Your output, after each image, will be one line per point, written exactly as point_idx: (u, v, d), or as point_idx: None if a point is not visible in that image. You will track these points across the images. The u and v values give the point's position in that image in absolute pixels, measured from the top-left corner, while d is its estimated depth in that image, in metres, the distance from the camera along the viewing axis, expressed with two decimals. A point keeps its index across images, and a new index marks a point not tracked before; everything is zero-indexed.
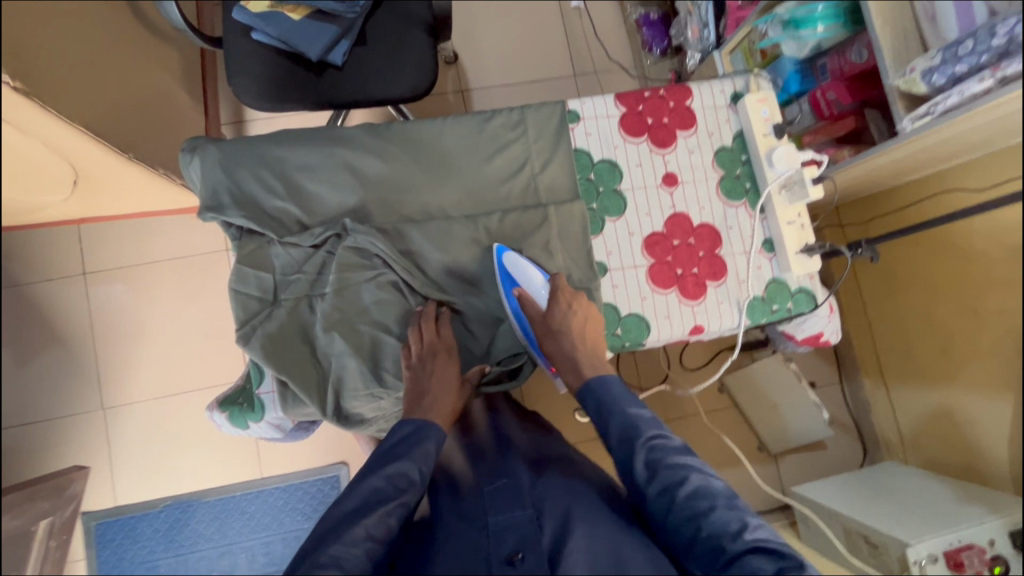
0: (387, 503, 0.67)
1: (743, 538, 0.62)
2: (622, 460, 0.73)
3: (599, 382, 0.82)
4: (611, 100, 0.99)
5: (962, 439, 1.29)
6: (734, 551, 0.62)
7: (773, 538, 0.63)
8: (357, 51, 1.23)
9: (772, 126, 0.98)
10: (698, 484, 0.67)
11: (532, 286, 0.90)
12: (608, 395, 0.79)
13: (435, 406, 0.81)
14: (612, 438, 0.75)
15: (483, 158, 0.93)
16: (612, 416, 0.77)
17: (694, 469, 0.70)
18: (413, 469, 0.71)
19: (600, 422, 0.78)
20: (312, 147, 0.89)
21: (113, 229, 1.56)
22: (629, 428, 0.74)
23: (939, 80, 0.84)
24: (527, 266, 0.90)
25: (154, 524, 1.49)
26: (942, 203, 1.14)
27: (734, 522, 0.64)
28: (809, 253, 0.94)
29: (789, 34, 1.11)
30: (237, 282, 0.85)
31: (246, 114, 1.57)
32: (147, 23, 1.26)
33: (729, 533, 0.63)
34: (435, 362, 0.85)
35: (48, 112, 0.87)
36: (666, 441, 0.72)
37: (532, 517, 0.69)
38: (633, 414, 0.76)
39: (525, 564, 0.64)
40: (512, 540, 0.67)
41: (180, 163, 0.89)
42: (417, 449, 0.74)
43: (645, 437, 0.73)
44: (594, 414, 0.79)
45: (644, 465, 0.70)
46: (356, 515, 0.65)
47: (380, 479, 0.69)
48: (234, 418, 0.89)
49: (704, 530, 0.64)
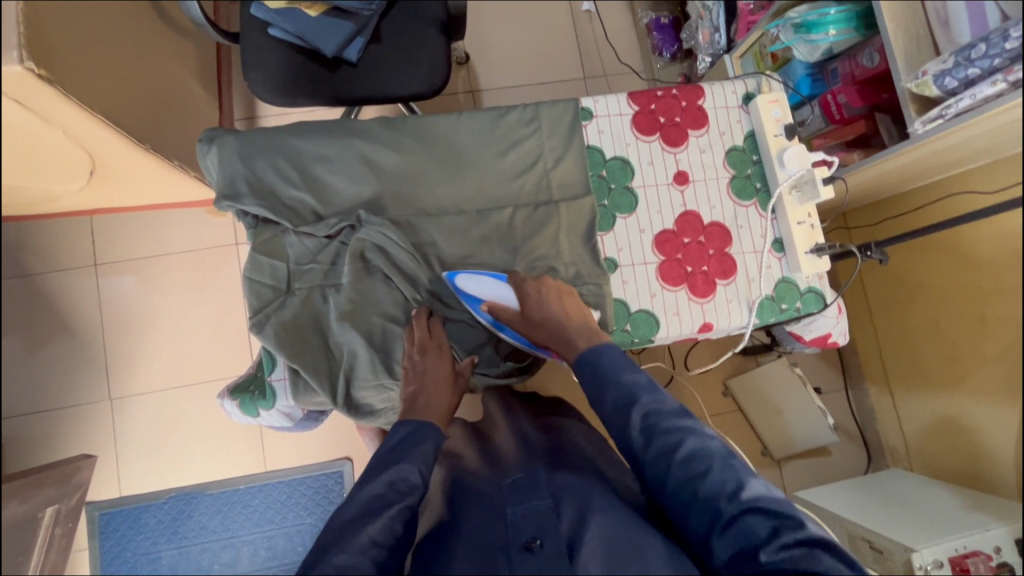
0: (389, 509, 0.68)
1: (739, 498, 0.64)
2: (617, 427, 0.74)
3: (594, 353, 0.81)
4: (624, 99, 1.00)
5: (967, 446, 1.28)
6: (731, 512, 0.63)
7: (769, 496, 0.65)
8: (372, 49, 1.24)
9: (784, 127, 0.98)
10: (695, 447, 0.68)
11: (495, 292, 0.90)
12: (601, 365, 0.79)
13: (430, 406, 0.81)
14: (607, 406, 0.75)
15: (497, 153, 0.94)
16: (608, 385, 0.77)
17: (689, 431, 0.70)
18: (413, 473, 0.72)
19: (596, 391, 0.78)
20: (329, 138, 0.90)
21: (125, 221, 1.58)
22: (624, 395, 0.75)
23: (952, 83, 0.85)
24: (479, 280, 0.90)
25: (156, 516, 1.44)
26: (950, 206, 1.15)
27: (731, 482, 0.65)
28: (818, 253, 0.95)
29: (801, 37, 1.12)
30: (252, 269, 0.86)
31: (259, 109, 1.59)
32: (167, 18, 1.28)
33: (726, 494, 0.64)
34: (427, 360, 0.85)
35: (69, 101, 0.89)
36: (661, 405, 0.73)
37: (550, 506, 0.69)
38: (628, 380, 0.76)
39: (544, 550, 0.64)
40: (531, 528, 0.67)
41: (198, 152, 0.91)
42: (415, 450, 0.75)
43: (637, 406, 0.73)
44: (590, 383, 0.79)
45: (640, 431, 0.71)
46: (360, 522, 0.66)
47: (380, 485, 0.70)
48: (245, 406, 0.89)
49: (700, 492, 0.66)
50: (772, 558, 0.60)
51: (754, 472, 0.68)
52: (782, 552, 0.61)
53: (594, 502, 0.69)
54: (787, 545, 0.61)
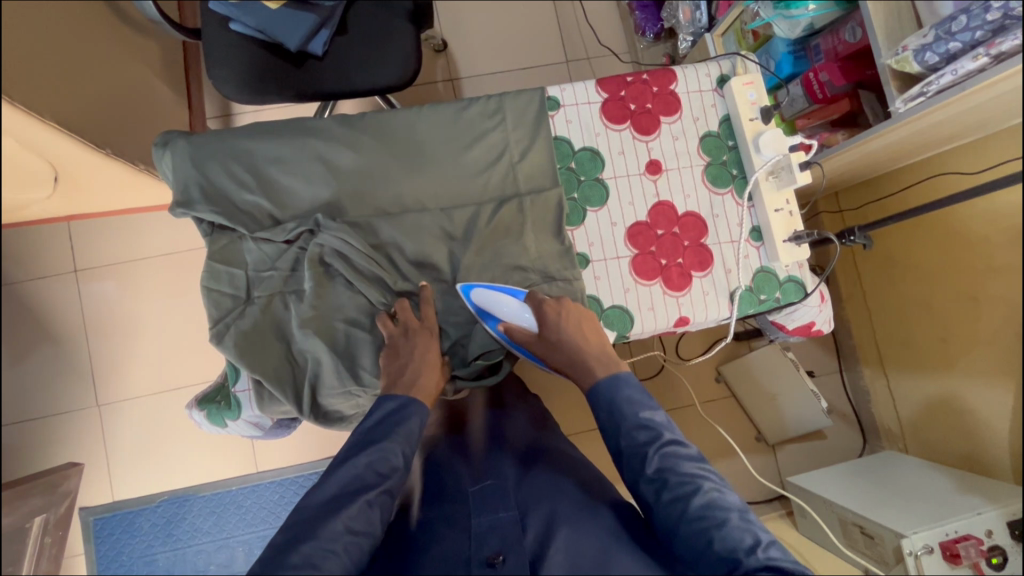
0: (367, 492, 0.67)
1: (758, 554, 0.61)
2: (632, 464, 0.72)
3: (612, 380, 0.79)
4: (592, 86, 0.96)
5: (962, 428, 1.26)
6: (747, 566, 0.60)
7: (785, 557, 0.62)
8: (338, 41, 1.20)
9: (759, 110, 0.95)
10: (712, 496, 0.66)
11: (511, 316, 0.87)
12: (617, 398, 0.76)
13: (417, 381, 0.80)
14: (623, 441, 0.74)
15: (460, 148, 0.91)
16: (624, 417, 0.75)
17: (707, 480, 0.69)
18: (395, 454, 0.72)
19: (612, 427, 0.75)
20: (283, 139, 0.87)
21: (101, 225, 1.55)
22: (640, 429, 0.73)
23: (932, 58, 0.81)
24: (501, 298, 0.86)
25: (151, 519, 1.50)
26: (939, 185, 1.11)
27: (748, 537, 0.63)
28: (797, 241, 0.92)
29: (780, 13, 1.07)
30: (209, 278, 0.84)
31: (232, 107, 1.55)
32: (122, 16, 1.24)
33: (744, 549, 0.62)
34: (416, 337, 0.83)
35: (17, 109, 0.86)
36: (679, 448, 0.71)
37: (516, 518, 0.71)
38: (646, 416, 0.74)
39: (506, 566, 0.65)
40: (494, 543, 0.69)
41: (153, 158, 0.88)
42: (400, 430, 0.74)
43: (655, 446, 0.71)
44: (605, 416, 0.76)
45: (656, 471, 0.69)
46: (336, 507, 0.65)
47: (360, 465, 0.70)
48: (212, 417, 0.89)
49: (716, 542, 0.62)
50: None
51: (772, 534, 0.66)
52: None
53: (561, 512, 0.71)
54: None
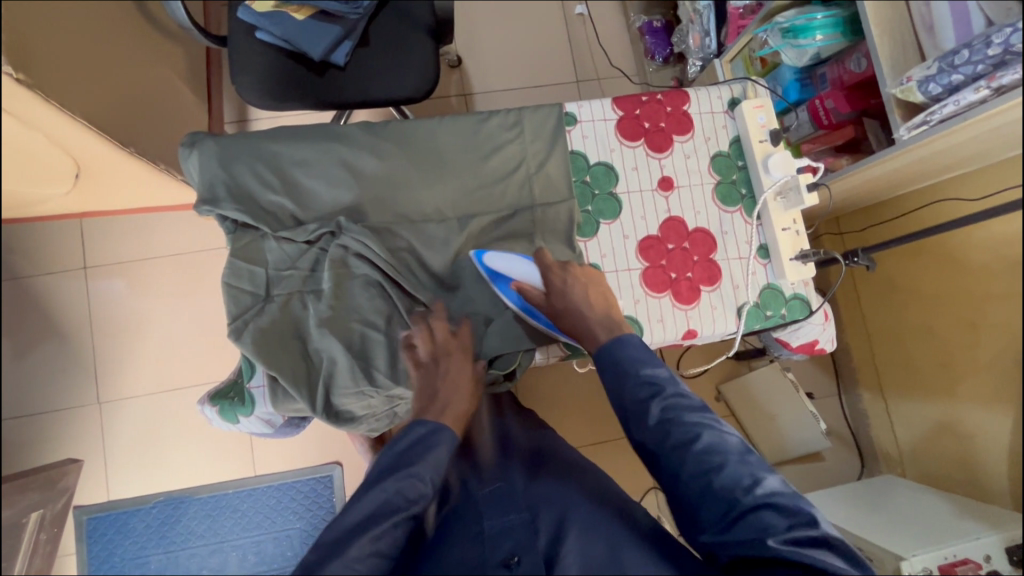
0: (395, 516, 0.68)
1: (755, 493, 0.65)
2: (635, 419, 0.73)
3: (614, 343, 0.80)
4: (608, 104, 1.00)
5: (962, 453, 1.26)
6: (745, 505, 0.64)
7: (787, 492, 0.66)
8: (360, 52, 1.24)
9: (769, 132, 0.98)
10: (713, 442, 0.69)
11: (523, 272, 0.90)
12: (622, 355, 0.78)
13: (449, 405, 0.80)
14: (626, 397, 0.75)
15: (479, 158, 0.94)
16: (627, 374, 0.76)
17: (709, 425, 0.70)
18: (424, 480, 0.71)
19: (616, 381, 0.77)
20: (309, 144, 0.90)
21: (114, 223, 1.56)
22: (641, 385, 0.75)
23: (935, 89, 0.85)
24: (510, 259, 0.90)
25: (145, 520, 1.48)
26: (939, 210, 1.13)
27: (747, 477, 0.66)
28: (804, 260, 0.94)
29: (788, 42, 1.11)
30: (231, 275, 0.86)
31: (250, 113, 1.58)
32: (151, 21, 1.28)
33: (742, 489, 0.65)
34: (448, 360, 0.86)
35: (52, 105, 0.89)
36: (683, 398, 0.73)
37: (526, 521, 0.73)
38: (649, 373, 0.76)
39: (521, 566, 0.67)
40: (507, 545, 0.70)
41: (179, 157, 0.90)
42: (430, 456, 0.73)
43: (658, 398, 0.73)
44: (611, 371, 0.78)
45: (658, 422, 0.71)
46: (364, 530, 0.66)
47: (388, 490, 0.69)
48: (224, 412, 0.90)
49: (717, 483, 0.66)
50: (780, 551, 0.62)
51: (769, 466, 0.69)
52: (796, 549, 0.62)
53: (570, 515, 0.73)
54: (802, 540, 0.63)
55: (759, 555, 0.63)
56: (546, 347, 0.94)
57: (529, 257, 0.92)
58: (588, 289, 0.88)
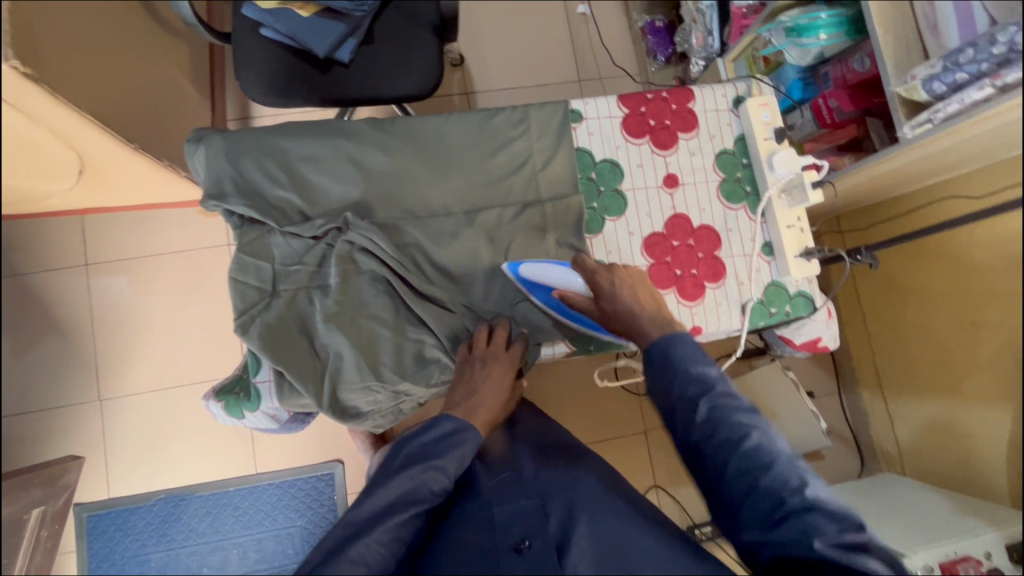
0: (418, 505, 0.71)
1: (803, 495, 0.65)
2: (682, 414, 0.72)
3: (665, 339, 0.77)
4: (613, 101, 1.00)
5: (957, 450, 1.28)
6: (792, 506, 0.65)
7: (832, 495, 0.67)
8: (365, 49, 1.24)
9: (773, 130, 0.98)
10: (762, 442, 0.68)
11: (563, 282, 0.89)
12: (672, 350, 0.75)
13: (478, 409, 0.83)
14: (674, 391, 0.73)
15: (485, 155, 0.94)
16: (674, 371, 0.74)
17: (759, 427, 0.69)
18: (447, 474, 0.74)
19: (663, 375, 0.74)
20: (316, 139, 0.90)
21: (116, 220, 1.56)
22: (692, 382, 0.72)
23: (940, 88, 0.85)
24: (547, 270, 0.89)
25: (146, 518, 1.47)
26: (938, 210, 1.15)
27: (795, 478, 0.67)
28: (808, 257, 0.95)
29: (792, 41, 1.12)
30: (237, 270, 0.86)
31: (252, 110, 1.55)
32: (156, 17, 1.28)
33: (788, 490, 0.66)
34: (489, 366, 0.85)
35: (59, 100, 0.89)
36: (732, 398, 0.71)
37: (537, 506, 0.73)
38: (700, 371, 0.73)
39: (533, 550, 0.69)
40: (518, 530, 0.72)
41: (186, 152, 0.90)
42: (455, 452, 0.75)
43: (708, 397, 0.71)
44: (658, 364, 0.75)
45: (707, 420, 0.70)
46: (389, 514, 0.69)
47: (414, 479, 0.72)
48: (230, 407, 0.90)
49: (763, 483, 0.66)
50: (826, 554, 0.64)
51: (814, 470, 0.69)
52: (841, 551, 0.64)
53: (580, 501, 0.73)
54: (846, 542, 0.65)
55: (803, 555, 0.65)
56: (552, 345, 0.95)
57: (568, 265, 0.90)
58: (636, 288, 0.84)
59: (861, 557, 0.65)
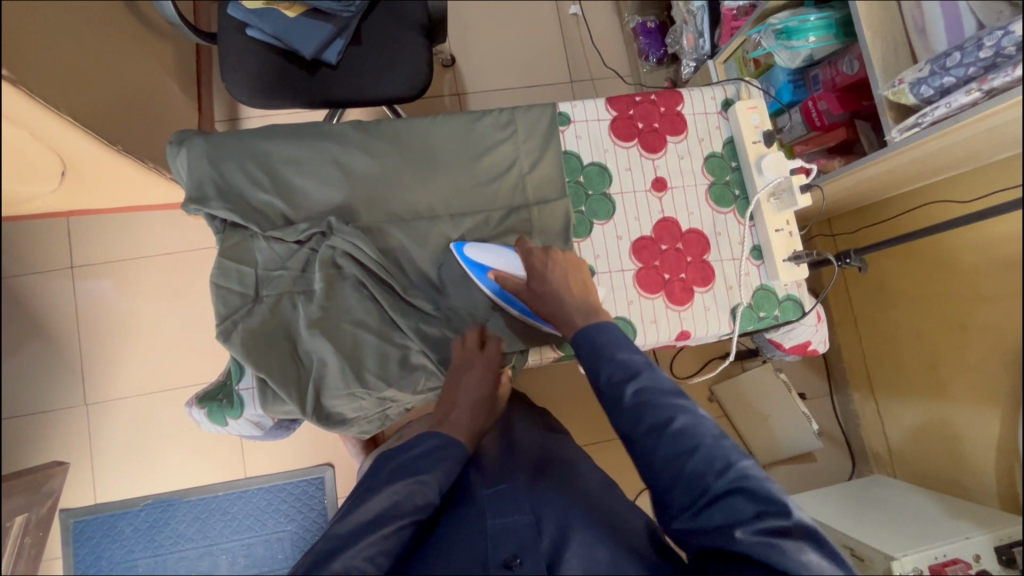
0: (402, 518, 0.70)
1: (726, 478, 0.64)
2: (610, 401, 0.72)
3: (591, 327, 0.77)
4: (602, 104, 1.00)
5: (949, 452, 1.27)
6: (715, 490, 0.64)
7: (758, 477, 0.65)
8: (353, 50, 1.23)
9: (762, 133, 0.98)
10: (688, 426, 0.67)
11: (505, 263, 0.88)
12: (597, 339, 0.75)
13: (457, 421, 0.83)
14: (601, 378, 0.73)
15: (472, 158, 0.93)
16: (603, 358, 0.74)
17: (685, 410, 0.68)
18: (432, 487, 0.73)
19: (591, 361, 0.75)
20: (301, 142, 0.89)
21: (102, 222, 1.54)
22: (617, 368, 0.72)
23: (927, 92, 0.85)
24: (492, 252, 0.88)
25: (133, 523, 1.46)
26: (927, 212, 1.15)
27: (721, 461, 0.65)
28: (797, 261, 0.95)
29: (782, 44, 1.12)
30: (219, 276, 0.84)
31: (240, 111, 1.57)
32: (140, 17, 1.26)
33: (712, 474, 0.64)
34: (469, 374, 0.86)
35: (38, 102, 0.87)
36: (657, 382, 0.70)
37: (531, 522, 0.72)
38: (625, 357, 0.73)
39: (523, 568, 0.66)
40: (510, 545, 0.69)
41: (167, 156, 0.89)
42: (440, 464, 0.76)
43: (632, 382, 0.71)
44: (586, 352, 0.76)
45: (633, 405, 0.69)
46: (373, 527, 0.68)
47: (397, 492, 0.71)
48: (213, 415, 0.89)
49: (689, 469, 0.65)
50: (748, 541, 0.62)
51: (747, 453, 0.68)
52: (761, 535, 0.63)
53: (574, 518, 0.73)
54: (767, 526, 0.63)
55: (726, 539, 0.63)
56: (539, 351, 0.94)
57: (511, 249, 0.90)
58: (569, 272, 0.84)
59: (786, 540, 0.64)
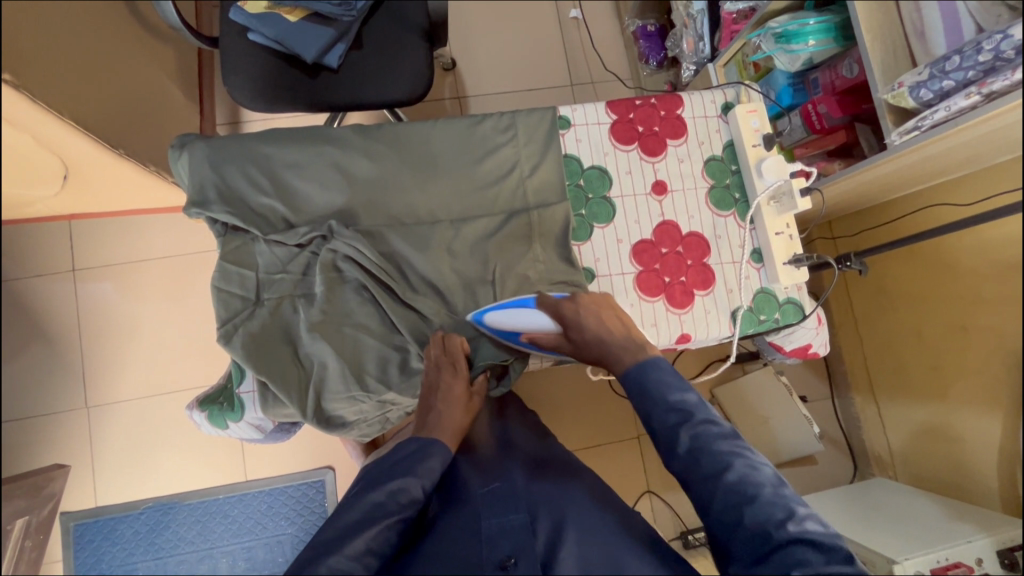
0: (387, 517, 0.71)
1: (787, 528, 0.64)
2: (666, 445, 0.74)
3: (641, 366, 0.80)
4: (602, 108, 1.00)
5: (951, 455, 1.26)
6: (777, 539, 0.64)
7: (819, 526, 0.65)
8: (354, 54, 1.23)
9: (762, 137, 0.98)
10: (745, 473, 0.68)
11: (529, 323, 0.87)
12: (647, 380, 0.78)
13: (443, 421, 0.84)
14: (654, 422, 0.76)
15: (472, 161, 0.94)
16: (655, 401, 0.76)
17: (742, 456, 0.70)
18: (414, 486, 0.75)
19: (643, 404, 0.78)
20: (301, 145, 0.90)
21: (103, 225, 1.55)
22: (671, 412, 0.75)
23: (926, 95, 0.85)
24: (511, 315, 0.87)
25: (134, 526, 1.46)
26: (930, 215, 1.15)
27: (780, 511, 0.66)
28: (797, 265, 0.94)
29: (781, 47, 1.12)
30: (220, 279, 0.85)
31: (242, 114, 1.58)
32: (141, 21, 1.27)
33: (772, 523, 0.65)
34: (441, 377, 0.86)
35: (40, 106, 0.88)
36: (712, 426, 0.73)
37: (527, 523, 0.72)
38: (677, 399, 0.75)
39: (518, 569, 0.66)
40: (506, 546, 0.70)
41: (169, 159, 0.89)
42: (422, 465, 0.77)
43: (688, 426, 0.73)
44: (637, 394, 0.78)
45: (688, 451, 0.72)
46: (358, 527, 0.69)
47: (381, 493, 0.73)
48: (213, 418, 0.89)
49: (747, 517, 0.66)
50: None
51: (806, 500, 0.68)
52: None
53: (570, 517, 0.73)
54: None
55: None
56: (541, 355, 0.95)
57: (528, 303, 0.87)
58: (602, 315, 0.86)
59: None
